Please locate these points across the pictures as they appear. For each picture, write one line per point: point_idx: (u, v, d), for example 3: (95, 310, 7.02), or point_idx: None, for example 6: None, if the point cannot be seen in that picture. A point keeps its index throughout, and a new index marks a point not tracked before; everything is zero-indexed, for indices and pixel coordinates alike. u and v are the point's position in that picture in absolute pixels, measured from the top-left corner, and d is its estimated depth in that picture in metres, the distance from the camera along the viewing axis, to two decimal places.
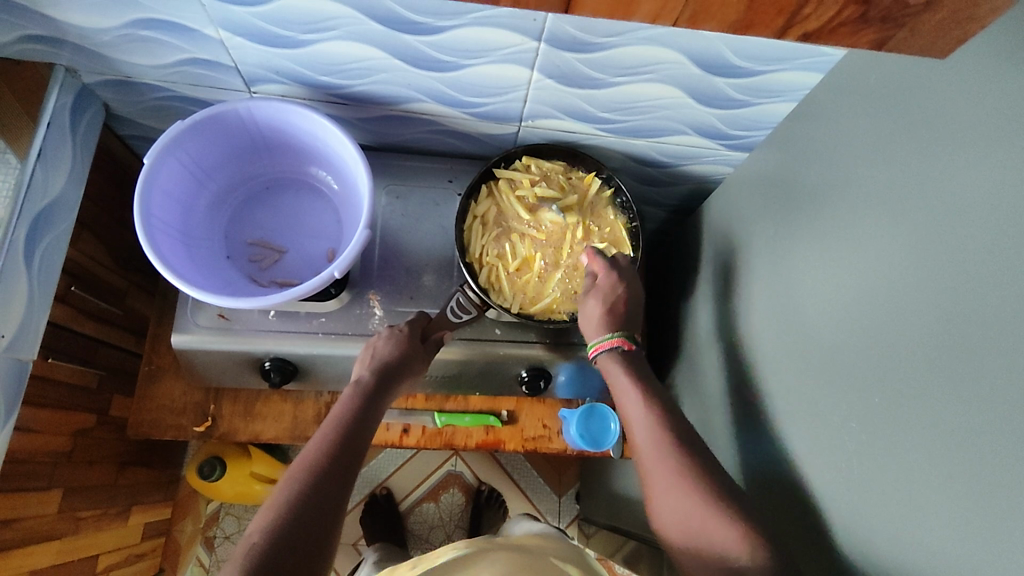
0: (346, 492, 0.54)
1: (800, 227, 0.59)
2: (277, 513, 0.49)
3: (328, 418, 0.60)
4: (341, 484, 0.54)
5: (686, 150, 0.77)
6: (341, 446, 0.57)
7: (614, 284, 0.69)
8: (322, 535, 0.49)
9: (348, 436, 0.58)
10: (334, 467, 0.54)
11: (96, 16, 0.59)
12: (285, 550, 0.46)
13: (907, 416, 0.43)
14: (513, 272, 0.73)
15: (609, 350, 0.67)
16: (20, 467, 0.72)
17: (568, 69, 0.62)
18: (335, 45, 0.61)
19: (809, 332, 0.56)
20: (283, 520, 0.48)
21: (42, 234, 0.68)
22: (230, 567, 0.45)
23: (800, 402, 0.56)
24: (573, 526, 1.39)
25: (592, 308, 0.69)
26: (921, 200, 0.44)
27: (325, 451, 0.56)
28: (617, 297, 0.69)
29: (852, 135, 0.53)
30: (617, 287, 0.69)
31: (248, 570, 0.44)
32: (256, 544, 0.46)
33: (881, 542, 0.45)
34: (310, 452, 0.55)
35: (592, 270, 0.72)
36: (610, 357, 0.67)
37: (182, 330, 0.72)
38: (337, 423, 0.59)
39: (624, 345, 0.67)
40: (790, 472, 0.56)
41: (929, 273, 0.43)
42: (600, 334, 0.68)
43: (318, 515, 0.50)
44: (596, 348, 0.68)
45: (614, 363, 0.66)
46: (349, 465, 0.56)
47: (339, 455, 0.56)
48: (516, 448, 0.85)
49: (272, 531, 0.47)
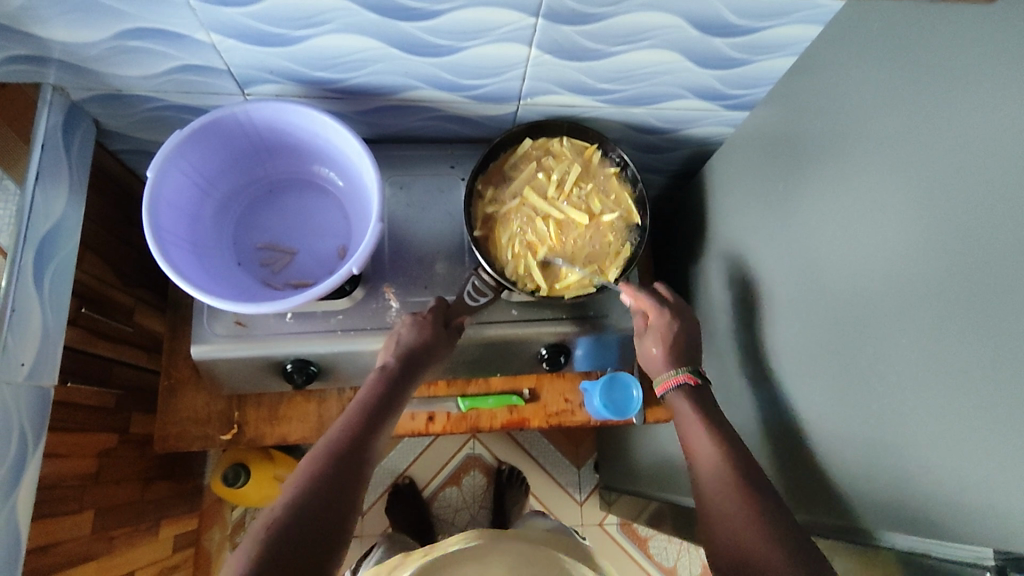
0: (365, 472, 0.56)
1: (806, 182, 0.60)
2: (296, 493, 0.51)
3: (351, 403, 0.62)
4: (360, 462, 0.56)
5: (686, 114, 0.77)
6: (360, 429, 0.58)
7: (668, 322, 0.71)
8: (340, 507, 0.51)
9: (367, 419, 0.60)
10: (353, 448, 0.56)
11: (82, 30, 0.58)
12: (303, 522, 0.49)
13: (934, 356, 0.44)
14: (541, 258, 0.73)
15: (676, 386, 0.67)
16: (50, 493, 0.71)
17: (566, 42, 0.62)
18: (329, 39, 0.60)
19: (826, 284, 0.57)
20: (303, 497, 0.51)
21: (49, 259, 0.67)
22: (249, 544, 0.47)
23: (822, 351, 0.57)
24: (594, 495, 1.42)
25: (650, 348, 0.71)
26: (933, 141, 0.45)
27: (344, 433, 0.58)
28: (673, 333, 0.70)
29: (854, 83, 0.54)
30: (671, 324, 0.70)
31: (265, 549, 0.46)
32: (275, 518, 0.49)
33: (918, 479, 0.46)
34: (332, 436, 0.57)
35: (640, 308, 0.73)
36: (676, 391, 0.67)
37: (200, 341, 0.72)
38: (359, 407, 0.61)
39: (690, 380, 0.67)
40: (818, 421, 0.58)
41: (945, 212, 0.44)
42: (667, 371, 0.69)
43: (337, 490, 0.52)
44: (662, 386, 0.69)
45: (681, 397, 0.66)
46: (368, 446, 0.58)
47: (359, 436, 0.58)
48: (540, 425, 0.87)
49: (290, 506, 0.50)
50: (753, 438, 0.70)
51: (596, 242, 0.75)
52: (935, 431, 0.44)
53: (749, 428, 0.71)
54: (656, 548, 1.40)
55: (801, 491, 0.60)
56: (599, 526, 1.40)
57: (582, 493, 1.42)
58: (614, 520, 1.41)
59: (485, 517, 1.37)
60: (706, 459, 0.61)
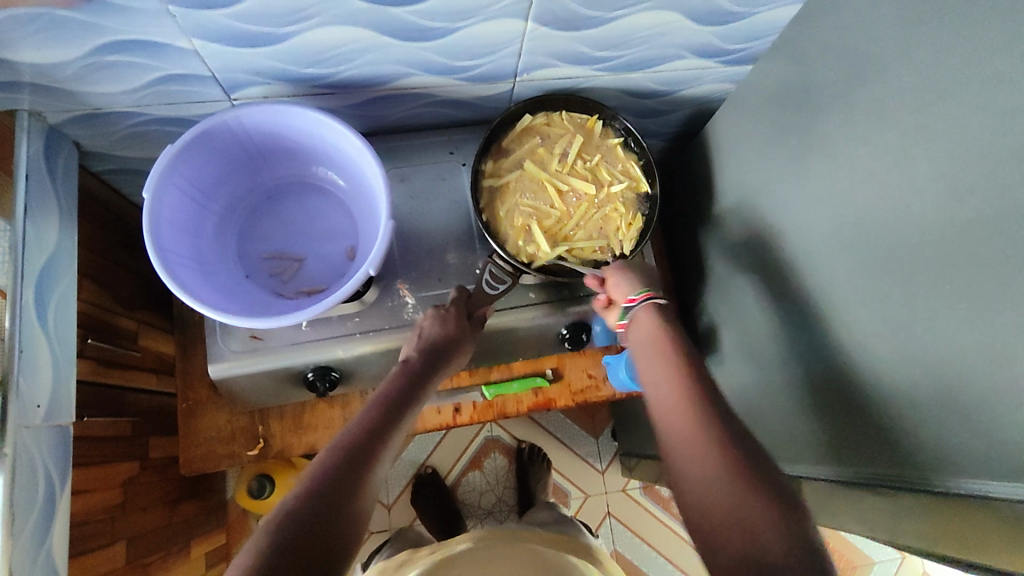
0: (378, 467, 0.54)
1: (822, 133, 0.59)
2: (311, 483, 0.49)
3: (373, 396, 0.60)
4: (374, 456, 0.54)
5: (684, 74, 0.75)
6: (380, 424, 0.57)
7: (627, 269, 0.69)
8: (354, 502, 0.50)
9: (385, 412, 0.58)
10: (369, 441, 0.55)
11: (55, 50, 0.54)
12: (322, 510, 0.48)
13: (975, 300, 0.44)
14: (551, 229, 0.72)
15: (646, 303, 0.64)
16: (80, 530, 0.69)
17: (563, 12, 0.60)
18: (317, 33, 0.57)
19: (853, 236, 0.56)
20: (318, 489, 0.49)
21: (50, 293, 0.65)
22: (263, 533, 0.46)
23: (851, 304, 0.56)
24: (615, 463, 1.43)
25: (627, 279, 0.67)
26: (962, 82, 0.44)
27: (361, 425, 0.56)
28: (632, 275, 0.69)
29: (867, 28, 0.52)
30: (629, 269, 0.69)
31: (279, 540, 0.45)
32: (287, 511, 0.47)
33: (963, 423, 0.46)
34: (351, 430, 0.56)
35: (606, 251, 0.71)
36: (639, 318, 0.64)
37: (216, 360, 0.69)
38: (379, 402, 0.60)
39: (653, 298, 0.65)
40: (850, 373, 0.57)
41: (976, 152, 0.43)
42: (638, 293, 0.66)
43: (350, 483, 0.51)
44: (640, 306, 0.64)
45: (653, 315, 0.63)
46: (385, 441, 0.56)
47: (376, 430, 0.56)
48: (567, 404, 0.86)
49: (303, 499, 0.48)
50: (782, 395, 0.70)
51: (606, 214, 0.73)
52: (975, 374, 0.44)
53: (775, 384, 0.71)
54: None
55: (840, 442, 0.60)
56: (622, 493, 1.41)
57: (602, 463, 1.42)
58: (636, 485, 1.42)
59: (510, 497, 1.37)
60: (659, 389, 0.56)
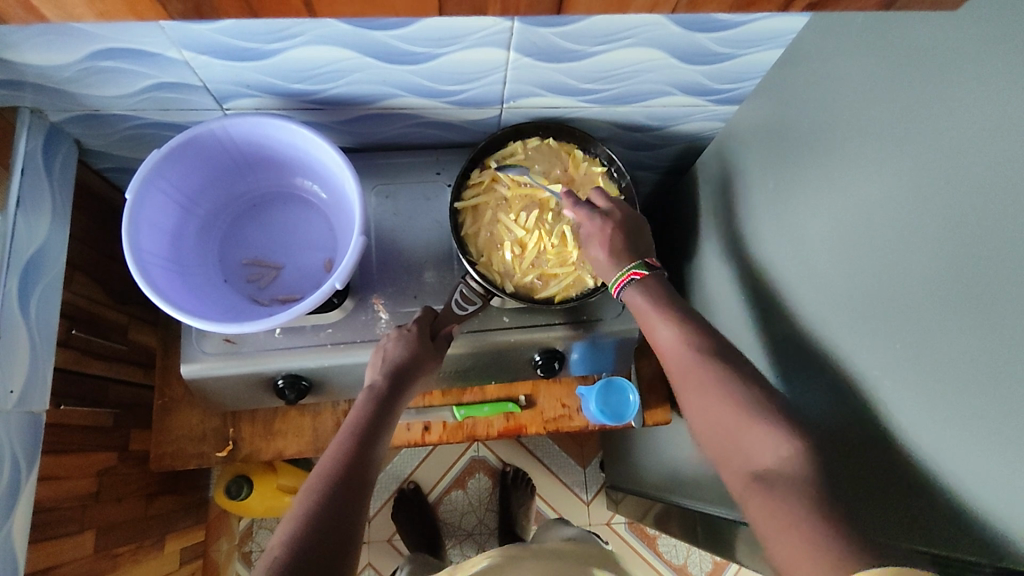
0: (362, 496, 0.55)
1: (797, 179, 0.58)
2: (295, 527, 0.50)
3: (345, 425, 0.61)
4: (355, 487, 0.54)
5: (674, 111, 0.76)
6: (356, 452, 0.57)
7: (599, 225, 0.65)
8: (340, 538, 0.50)
9: (360, 441, 0.58)
10: (349, 475, 0.55)
11: (53, 54, 0.57)
12: (305, 552, 0.48)
13: (929, 360, 0.43)
14: (528, 259, 0.72)
15: (629, 283, 0.64)
16: (49, 516, 0.71)
17: (545, 45, 0.60)
18: (303, 51, 0.59)
19: (822, 286, 0.55)
20: (302, 531, 0.49)
21: (34, 284, 0.67)
22: None
23: (819, 354, 0.55)
24: (602, 494, 1.41)
25: (597, 254, 0.66)
26: (926, 139, 0.43)
27: (340, 457, 0.56)
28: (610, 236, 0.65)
29: (841, 80, 0.52)
30: (603, 226, 0.65)
31: None
32: (274, 559, 0.47)
33: (920, 486, 0.45)
34: (327, 462, 0.56)
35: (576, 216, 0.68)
36: (631, 289, 0.64)
37: (189, 360, 0.71)
38: (351, 429, 0.60)
39: (636, 276, 0.64)
40: (816, 425, 0.56)
41: (939, 211, 0.42)
42: (615, 270, 0.65)
43: (336, 520, 0.51)
44: (615, 283, 0.65)
45: (638, 291, 0.64)
46: (364, 470, 0.56)
47: (356, 460, 0.56)
48: (538, 431, 0.86)
49: (288, 543, 0.48)
50: None
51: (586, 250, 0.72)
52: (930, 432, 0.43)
53: None
54: (665, 546, 1.39)
55: None
56: (607, 526, 1.39)
57: (588, 493, 1.41)
58: (622, 519, 1.40)
59: (492, 519, 1.36)
60: (671, 338, 0.60)
